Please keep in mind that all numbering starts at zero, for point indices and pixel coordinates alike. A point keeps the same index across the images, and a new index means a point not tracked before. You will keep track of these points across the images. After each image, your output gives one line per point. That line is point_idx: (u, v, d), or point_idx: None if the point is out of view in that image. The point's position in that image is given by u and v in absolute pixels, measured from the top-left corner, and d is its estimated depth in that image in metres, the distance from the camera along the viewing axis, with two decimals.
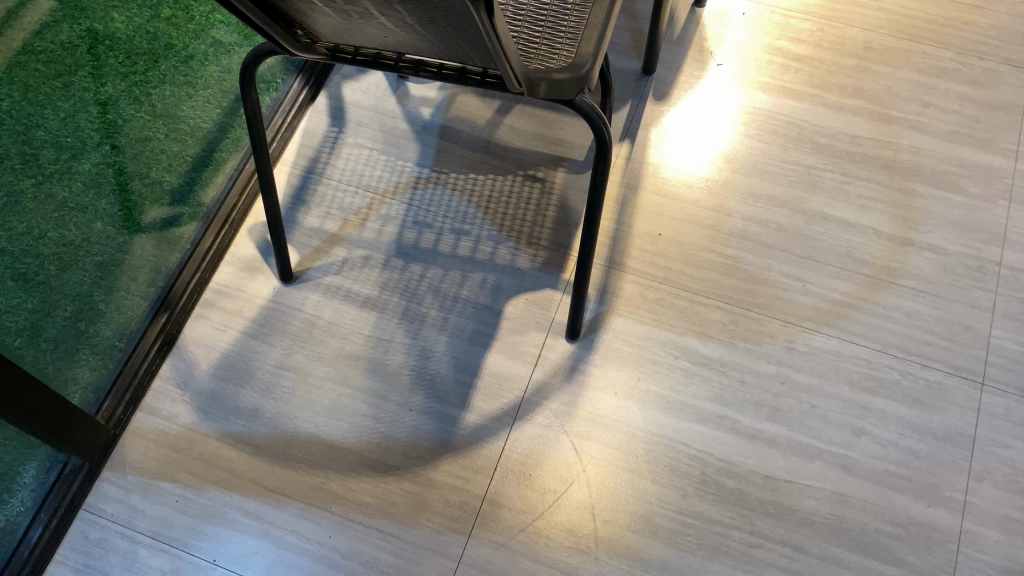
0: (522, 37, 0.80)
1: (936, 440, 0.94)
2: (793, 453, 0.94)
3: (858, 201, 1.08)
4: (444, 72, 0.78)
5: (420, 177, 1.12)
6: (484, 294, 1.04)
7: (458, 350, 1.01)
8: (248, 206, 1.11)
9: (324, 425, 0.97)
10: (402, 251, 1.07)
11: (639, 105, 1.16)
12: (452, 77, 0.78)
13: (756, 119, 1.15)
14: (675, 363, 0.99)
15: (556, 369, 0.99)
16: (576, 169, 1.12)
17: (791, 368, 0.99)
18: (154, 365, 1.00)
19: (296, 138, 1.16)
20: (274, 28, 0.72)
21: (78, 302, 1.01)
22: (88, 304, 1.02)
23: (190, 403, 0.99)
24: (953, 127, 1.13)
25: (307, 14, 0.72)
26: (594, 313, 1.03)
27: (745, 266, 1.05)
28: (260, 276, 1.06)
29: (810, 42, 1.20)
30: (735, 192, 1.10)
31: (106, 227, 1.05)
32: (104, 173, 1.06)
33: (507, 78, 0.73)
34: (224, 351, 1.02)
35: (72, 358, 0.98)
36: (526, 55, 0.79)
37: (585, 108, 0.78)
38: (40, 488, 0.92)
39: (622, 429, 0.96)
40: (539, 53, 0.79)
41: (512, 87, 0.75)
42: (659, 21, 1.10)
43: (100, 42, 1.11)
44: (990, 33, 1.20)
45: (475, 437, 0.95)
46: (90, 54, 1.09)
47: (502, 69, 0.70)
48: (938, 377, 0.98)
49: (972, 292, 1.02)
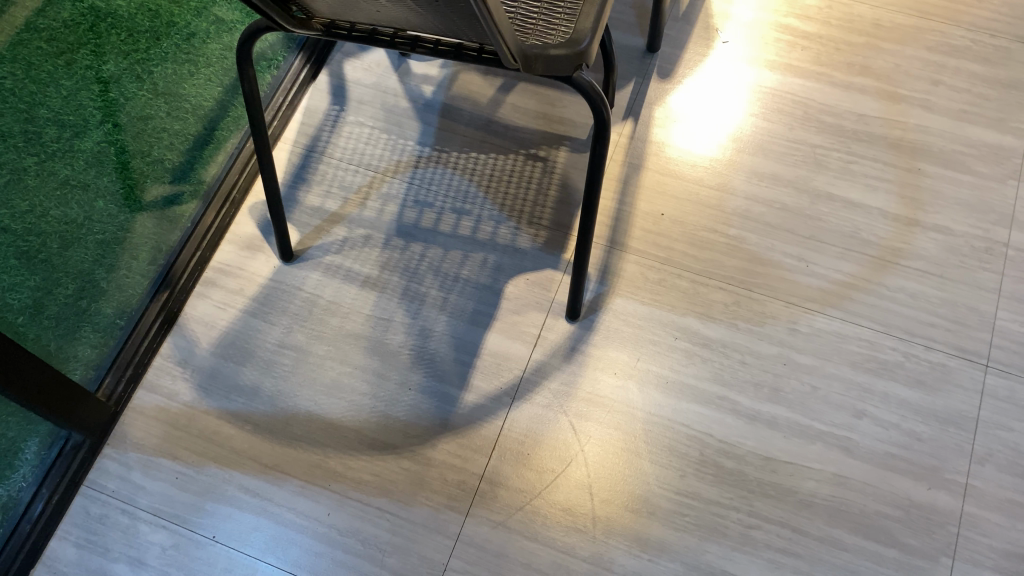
0: (519, 12, 0.79)
1: (939, 422, 0.94)
2: (794, 434, 0.94)
3: (865, 181, 1.07)
4: (441, 48, 0.77)
5: (421, 156, 1.12)
6: (485, 274, 1.04)
7: (459, 330, 1.00)
8: (248, 185, 1.11)
9: (323, 404, 0.97)
10: (403, 231, 1.07)
11: (642, 83, 1.15)
12: (449, 53, 0.77)
13: (762, 98, 1.13)
14: (675, 344, 0.99)
15: (555, 349, 0.99)
16: (578, 148, 1.11)
17: (792, 350, 0.98)
18: (154, 343, 1.01)
19: (297, 116, 1.16)
20: (267, 4, 0.71)
21: (80, 280, 1.01)
22: (90, 282, 1.02)
23: (190, 381, 0.99)
24: (963, 105, 1.11)
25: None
26: (595, 293, 1.02)
27: (748, 246, 1.04)
28: (260, 255, 1.06)
29: (818, 19, 1.18)
30: (739, 172, 1.08)
31: (108, 205, 1.05)
32: (106, 151, 1.06)
33: (502, 54, 0.72)
34: (224, 330, 1.02)
35: (73, 336, 0.99)
36: (523, 31, 0.78)
37: (582, 85, 0.78)
38: (42, 464, 0.93)
39: (622, 410, 0.95)
40: (536, 29, 0.78)
41: (509, 64, 0.74)
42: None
43: (102, 20, 1.08)
44: (1002, 10, 1.18)
45: (474, 417, 0.95)
46: (92, 32, 1.07)
47: (497, 45, 0.69)
48: (942, 359, 0.97)
49: (978, 273, 1.01)
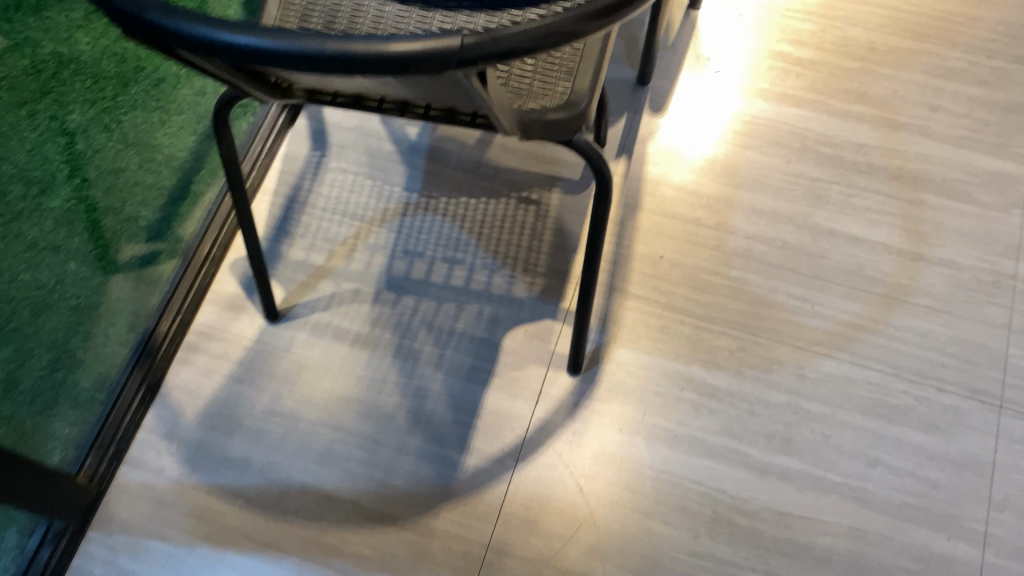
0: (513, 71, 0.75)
1: (954, 467, 0.91)
2: (807, 487, 0.91)
3: (867, 215, 1.04)
4: (431, 113, 0.73)
5: (409, 203, 1.07)
6: (481, 327, 1.00)
7: (456, 389, 0.96)
8: (228, 241, 1.06)
9: (318, 475, 0.92)
10: (393, 284, 1.03)
11: (634, 118, 1.11)
12: (440, 118, 0.73)
13: (758, 130, 1.10)
14: (682, 396, 0.95)
15: (558, 405, 0.95)
16: (571, 190, 1.08)
17: (802, 397, 0.95)
18: (136, 416, 0.96)
19: (276, 164, 1.11)
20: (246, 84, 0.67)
21: (53, 351, 0.96)
22: (66, 352, 0.97)
23: (177, 454, 0.94)
24: (963, 131, 1.08)
25: (277, 71, 0.66)
26: (596, 343, 0.98)
27: (751, 288, 1.01)
28: (244, 315, 1.01)
29: (812, 44, 1.15)
30: (737, 210, 1.05)
31: (80, 268, 1.00)
32: (76, 209, 0.99)
33: (500, 125, 0.69)
34: (210, 398, 0.97)
35: (51, 412, 0.94)
36: (518, 93, 0.74)
37: (583, 146, 0.74)
38: (23, 553, 0.88)
39: (629, 467, 0.92)
40: (531, 90, 0.74)
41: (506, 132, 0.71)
42: (654, 32, 1.05)
43: (66, 65, 1.00)
44: (998, 29, 1.15)
45: (476, 481, 0.91)
46: (55, 79, 0.99)
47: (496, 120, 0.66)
48: (955, 401, 0.94)
49: (987, 308, 0.98)
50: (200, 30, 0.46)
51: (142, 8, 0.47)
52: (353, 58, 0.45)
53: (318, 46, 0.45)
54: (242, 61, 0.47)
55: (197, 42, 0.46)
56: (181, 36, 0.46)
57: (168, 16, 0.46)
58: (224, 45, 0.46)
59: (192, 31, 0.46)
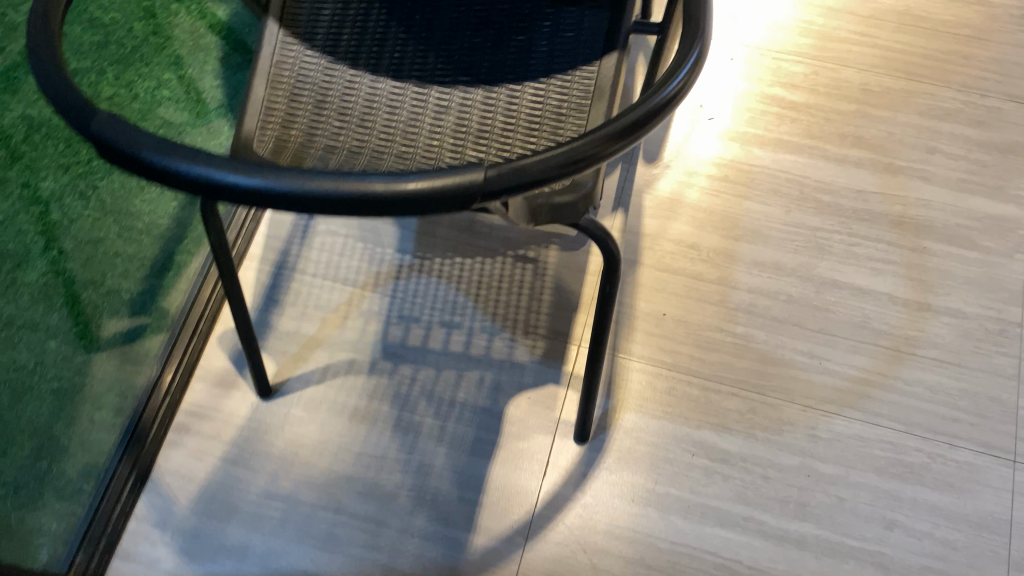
0: (517, 150, 0.72)
1: (973, 527, 0.89)
2: (825, 553, 0.88)
3: (870, 264, 1.02)
4: None
5: (402, 266, 1.04)
6: (483, 395, 0.96)
7: (460, 463, 0.93)
8: (215, 313, 1.03)
9: (320, 561, 0.89)
10: (390, 352, 0.99)
11: (629, 170, 1.09)
12: None
13: (756, 178, 1.08)
14: (693, 462, 0.93)
15: (565, 477, 0.92)
16: (568, 247, 1.05)
17: (815, 459, 0.93)
18: (128, 505, 0.91)
19: (262, 229, 1.07)
20: None
21: (37, 437, 0.91)
22: (50, 439, 0.92)
23: (171, 544, 0.90)
24: (962, 174, 1.07)
25: None
26: (603, 409, 0.96)
27: (757, 345, 0.98)
28: (235, 392, 0.98)
29: (805, 87, 1.13)
30: (739, 262, 1.03)
31: (62, 347, 0.95)
32: (53, 283, 0.94)
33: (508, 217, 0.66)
34: (203, 483, 0.93)
35: (36, 504, 0.89)
36: None
37: (591, 227, 0.72)
38: None
39: (642, 541, 0.89)
40: None
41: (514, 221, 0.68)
42: None
43: (36, 129, 0.93)
44: (991, 67, 1.14)
45: (485, 561, 0.88)
46: (24, 143, 0.92)
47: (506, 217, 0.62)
48: (969, 458, 0.92)
49: (995, 358, 0.97)
50: (201, 171, 0.42)
51: (135, 148, 0.43)
52: (373, 197, 0.42)
53: (336, 186, 0.42)
54: (246, 204, 0.43)
55: (196, 185, 0.42)
56: (180, 176, 0.42)
57: (165, 156, 0.42)
58: (228, 186, 0.42)
59: (194, 172, 0.42)
